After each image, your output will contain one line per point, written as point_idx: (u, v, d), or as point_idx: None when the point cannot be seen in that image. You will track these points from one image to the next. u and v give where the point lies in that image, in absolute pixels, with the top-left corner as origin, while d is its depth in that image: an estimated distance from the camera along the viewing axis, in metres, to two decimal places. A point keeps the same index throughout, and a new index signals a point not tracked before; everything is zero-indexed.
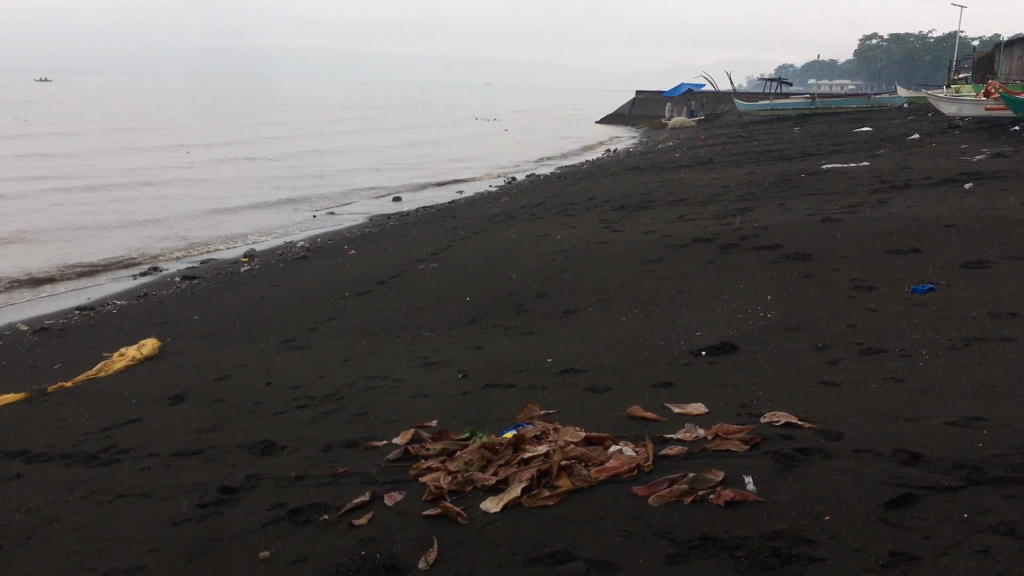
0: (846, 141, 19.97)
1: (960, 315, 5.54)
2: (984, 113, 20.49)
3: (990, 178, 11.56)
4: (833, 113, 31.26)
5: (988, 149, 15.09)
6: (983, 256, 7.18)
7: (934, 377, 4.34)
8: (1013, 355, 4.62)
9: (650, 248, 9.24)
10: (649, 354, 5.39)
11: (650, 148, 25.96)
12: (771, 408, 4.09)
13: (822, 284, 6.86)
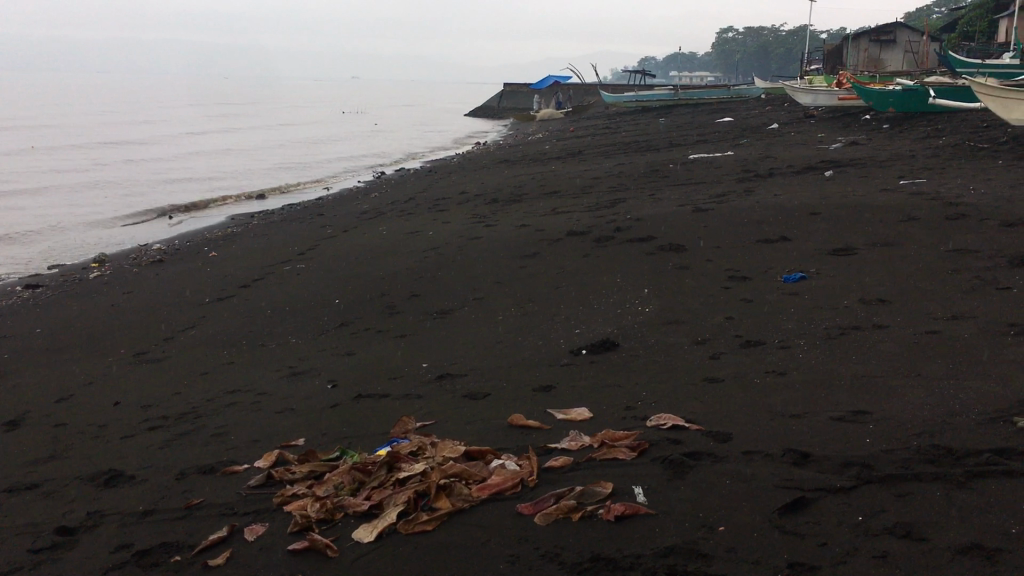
0: (711, 131, 20.48)
1: (829, 304, 5.56)
2: (838, 103, 21.17)
3: (847, 165, 11.86)
4: (703, 105, 31.97)
5: (847, 136, 15.58)
6: (848, 241, 7.25)
7: (814, 368, 4.24)
8: (885, 343, 4.57)
9: (523, 245, 9.09)
10: (529, 357, 5.26)
11: (523, 140, 25.96)
12: (652, 410, 3.88)
13: (698, 276, 6.87)
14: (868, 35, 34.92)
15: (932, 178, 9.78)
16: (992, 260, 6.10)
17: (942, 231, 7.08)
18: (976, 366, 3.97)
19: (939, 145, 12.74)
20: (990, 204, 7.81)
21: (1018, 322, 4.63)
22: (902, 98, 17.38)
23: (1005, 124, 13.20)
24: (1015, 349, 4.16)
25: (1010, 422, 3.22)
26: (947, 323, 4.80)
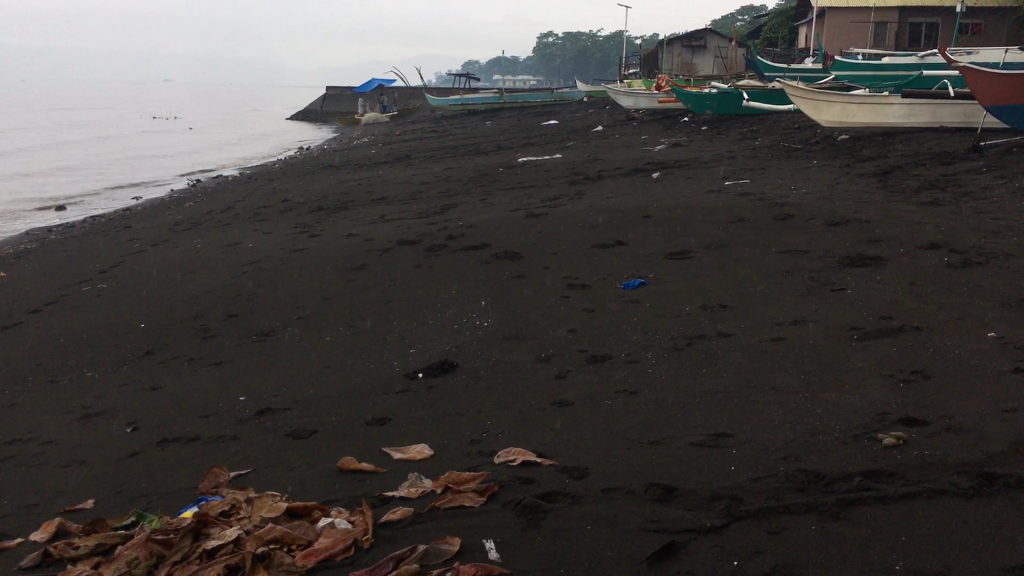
0: (538, 133, 20.50)
1: (672, 312, 5.37)
2: (658, 106, 21.67)
3: (673, 166, 11.99)
4: (528, 108, 32.18)
5: (670, 137, 15.87)
6: (683, 244, 7.17)
7: (666, 385, 3.99)
8: (735, 353, 4.39)
9: (349, 256, 8.54)
10: (360, 384, 4.78)
11: (347, 145, 25.16)
12: (498, 444, 3.51)
13: (536, 285, 6.58)
14: (681, 42, 36.40)
15: (755, 178, 9.96)
16: (824, 260, 6.13)
17: (773, 232, 7.11)
18: (828, 374, 3.83)
19: (757, 146, 13.11)
20: (813, 203, 7.95)
21: (859, 325, 4.58)
22: (718, 101, 17.91)
23: (815, 125, 13.77)
24: (862, 355, 4.07)
25: (875, 439, 3.05)
26: (791, 328, 4.69)
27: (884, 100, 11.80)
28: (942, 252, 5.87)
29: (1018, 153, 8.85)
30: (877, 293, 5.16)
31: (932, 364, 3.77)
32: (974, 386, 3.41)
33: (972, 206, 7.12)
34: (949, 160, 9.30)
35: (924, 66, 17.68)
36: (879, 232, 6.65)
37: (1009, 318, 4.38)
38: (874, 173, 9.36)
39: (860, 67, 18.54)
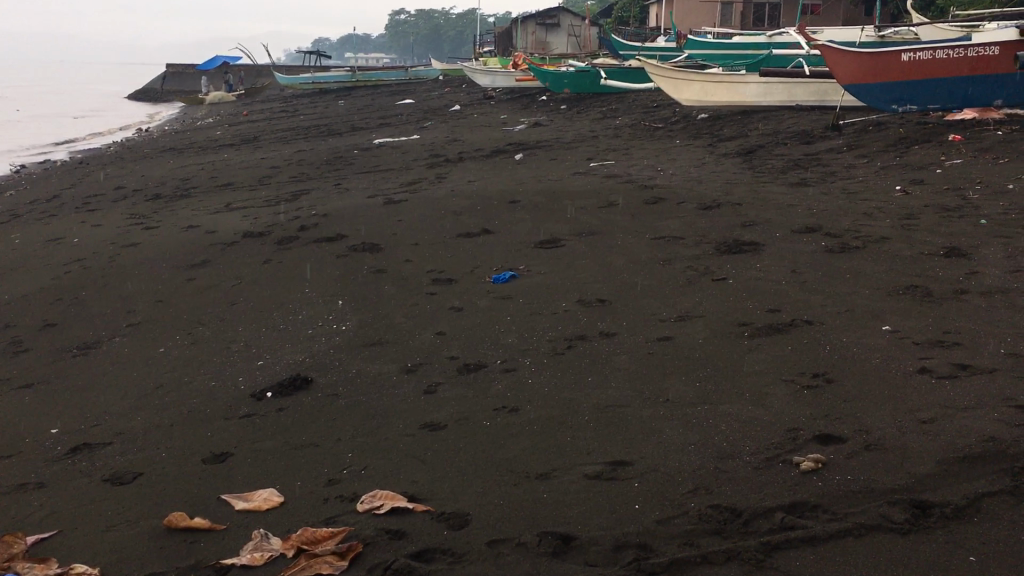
0: (394, 113, 19.81)
1: (548, 310, 4.97)
2: (516, 84, 21.33)
3: (535, 147, 11.63)
4: (382, 88, 31.26)
5: (530, 117, 15.55)
6: (552, 232, 6.79)
7: (550, 401, 3.57)
8: (620, 358, 4.01)
9: (189, 251, 7.75)
10: (198, 407, 4.14)
11: (188, 126, 23.62)
12: (362, 485, 2.99)
13: (397, 281, 6.04)
14: (535, 19, 36.19)
15: (620, 159, 9.71)
16: (699, 247, 5.86)
17: (644, 217, 6.83)
18: (724, 381, 3.50)
19: (618, 125, 12.95)
20: (682, 185, 7.74)
21: (747, 320, 4.29)
22: (575, 79, 17.70)
23: (673, 105, 13.73)
24: (757, 356, 3.76)
25: (791, 463, 2.70)
26: (676, 327, 4.36)
27: (741, 79, 11.80)
28: (817, 236, 5.69)
29: (874, 131, 8.91)
30: (759, 283, 4.91)
31: (833, 365, 3.49)
32: (882, 393, 3.12)
33: (839, 186, 7.04)
34: (808, 139, 9.30)
35: (771, 44, 18.01)
36: (752, 215, 6.44)
37: (899, 306, 4.17)
38: (738, 152, 9.27)
39: (711, 45, 18.79)
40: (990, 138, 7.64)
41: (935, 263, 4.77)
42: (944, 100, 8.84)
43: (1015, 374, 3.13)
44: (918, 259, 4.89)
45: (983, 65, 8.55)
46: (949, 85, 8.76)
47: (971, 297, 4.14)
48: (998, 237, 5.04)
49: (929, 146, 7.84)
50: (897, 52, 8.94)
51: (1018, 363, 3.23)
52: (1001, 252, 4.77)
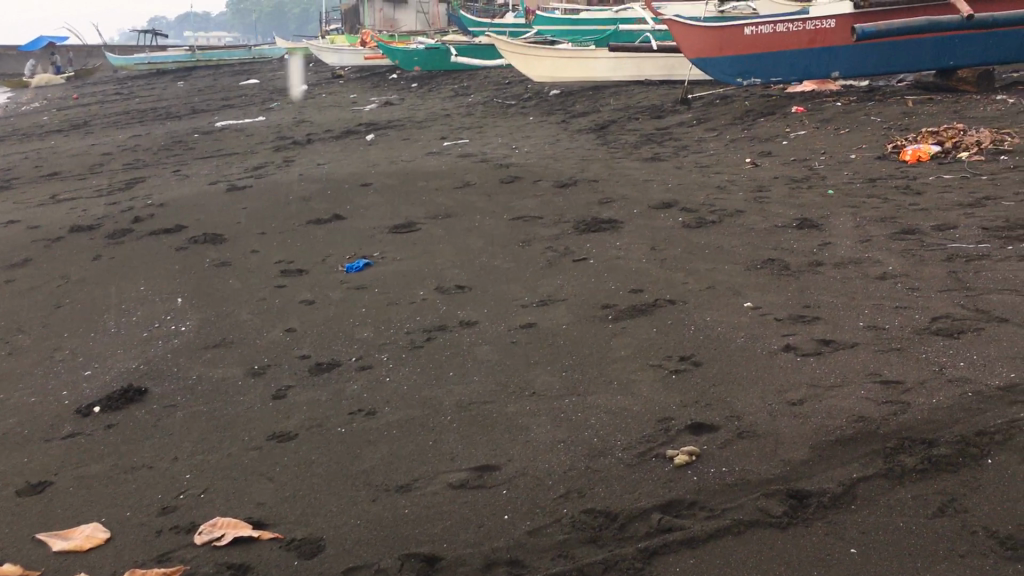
0: (237, 94, 18.92)
1: (405, 300, 4.71)
2: (365, 62, 20.76)
3: (387, 127, 11.27)
4: (224, 67, 29.88)
5: (380, 96, 15.11)
6: (407, 216, 6.51)
7: (410, 401, 3.33)
8: (481, 349, 3.81)
9: (7, 249, 7.05)
10: (13, 428, 3.68)
11: (10, 112, 21.85)
12: (201, 512, 2.68)
13: (242, 274, 5.65)
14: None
15: (473, 138, 9.50)
16: (558, 227, 5.73)
17: (500, 197, 6.66)
18: (592, 369, 3.35)
19: (470, 102, 12.74)
20: (538, 163, 7.61)
21: (610, 302, 4.17)
22: (425, 57, 17.36)
23: (525, 82, 13.62)
24: (622, 340, 3.63)
25: (664, 458, 2.57)
26: (538, 312, 4.20)
27: (591, 54, 11.80)
28: (674, 211, 5.65)
29: (721, 105, 9.03)
30: (619, 262, 4.81)
31: (699, 347, 3.40)
32: (750, 374, 3.04)
33: (692, 160, 7.06)
34: (659, 113, 9.35)
35: (618, 19, 18.14)
36: (609, 192, 6.36)
37: (759, 281, 4.13)
38: (591, 128, 9.22)
39: (560, 21, 18.80)
40: (831, 109, 7.85)
41: (789, 236, 4.78)
42: (786, 73, 9.01)
43: (876, 348, 3.10)
44: (773, 231, 4.90)
45: (820, 38, 8.70)
46: (789, 58, 8.93)
47: (827, 269, 4.14)
48: (847, 207, 5.11)
49: (775, 118, 7.98)
50: (739, 26, 9.00)
51: (878, 336, 3.22)
52: (850, 222, 4.83)
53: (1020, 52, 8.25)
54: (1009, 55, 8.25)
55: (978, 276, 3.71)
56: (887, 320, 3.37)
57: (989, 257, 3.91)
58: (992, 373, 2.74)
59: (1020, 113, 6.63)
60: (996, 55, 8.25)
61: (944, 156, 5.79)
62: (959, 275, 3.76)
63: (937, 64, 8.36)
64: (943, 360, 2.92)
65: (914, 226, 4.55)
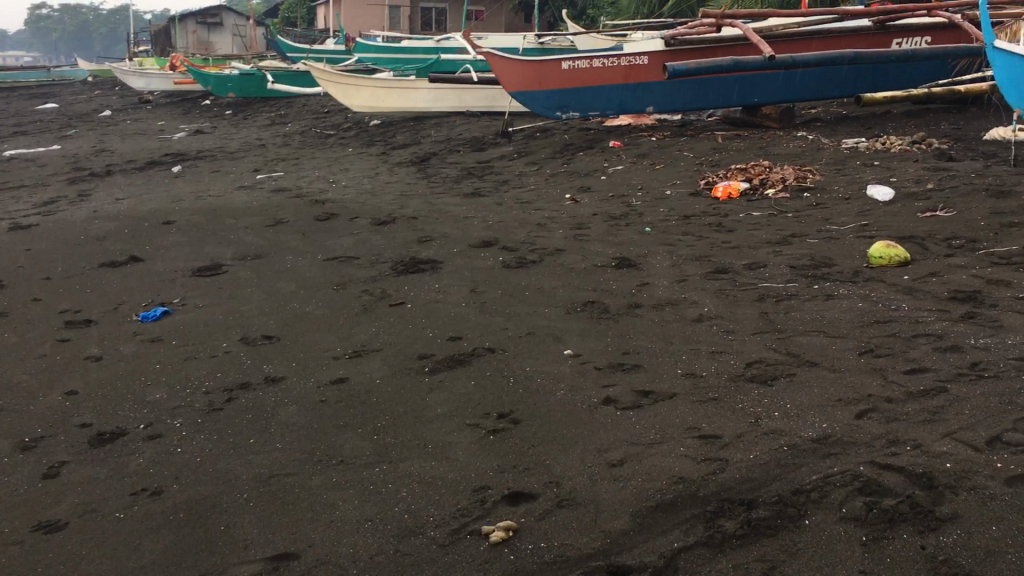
0: (31, 120, 17.54)
1: (204, 354, 4.32)
2: (175, 88, 19.76)
3: (196, 158, 10.66)
4: (19, 90, 27.79)
5: (191, 124, 14.37)
6: (211, 257, 6.08)
7: (202, 477, 2.98)
8: (286, 410, 3.50)
9: None
10: None
11: None
12: None
13: (20, 327, 5.06)
14: (195, 18, 33.99)
15: (289, 171, 9.11)
16: (374, 268, 5.48)
17: (315, 235, 6.34)
18: (405, 431, 3.12)
19: (287, 132, 12.29)
20: (355, 199, 7.33)
21: (427, 352, 3.95)
22: (239, 83, 16.69)
23: (345, 112, 13.30)
24: (438, 395, 3.42)
25: (479, 534, 2.37)
26: (350, 365, 3.93)
27: (411, 84, 11.62)
28: (494, 250, 5.53)
29: (541, 139, 9.07)
30: (436, 306, 4.61)
31: (519, 402, 3.23)
32: (569, 433, 2.89)
33: (512, 196, 6.99)
34: (480, 146, 9.29)
35: (440, 48, 18.13)
36: (429, 230, 6.18)
37: (579, 326, 4.03)
38: (412, 161, 9.03)
39: (381, 49, 18.55)
40: (646, 144, 8.00)
41: (608, 276, 4.75)
42: (603, 108, 9.13)
43: (695, 398, 3.03)
44: (592, 272, 4.85)
45: (634, 74, 8.87)
46: (606, 93, 9.04)
47: (645, 312, 4.10)
48: (663, 245, 5.14)
49: (593, 153, 8.06)
50: (557, 61, 9.01)
51: (695, 384, 3.15)
52: (666, 261, 4.84)
53: (817, 89, 8.75)
54: (804, 94, 8.71)
55: (787, 317, 3.75)
56: (704, 366, 3.32)
57: (797, 296, 3.98)
58: (806, 422, 2.71)
59: (818, 150, 6.97)
60: (795, 92, 8.71)
61: (752, 192, 5.96)
62: (770, 316, 3.80)
63: (744, 100, 8.72)
64: (759, 409, 2.88)
65: (727, 265, 4.61)
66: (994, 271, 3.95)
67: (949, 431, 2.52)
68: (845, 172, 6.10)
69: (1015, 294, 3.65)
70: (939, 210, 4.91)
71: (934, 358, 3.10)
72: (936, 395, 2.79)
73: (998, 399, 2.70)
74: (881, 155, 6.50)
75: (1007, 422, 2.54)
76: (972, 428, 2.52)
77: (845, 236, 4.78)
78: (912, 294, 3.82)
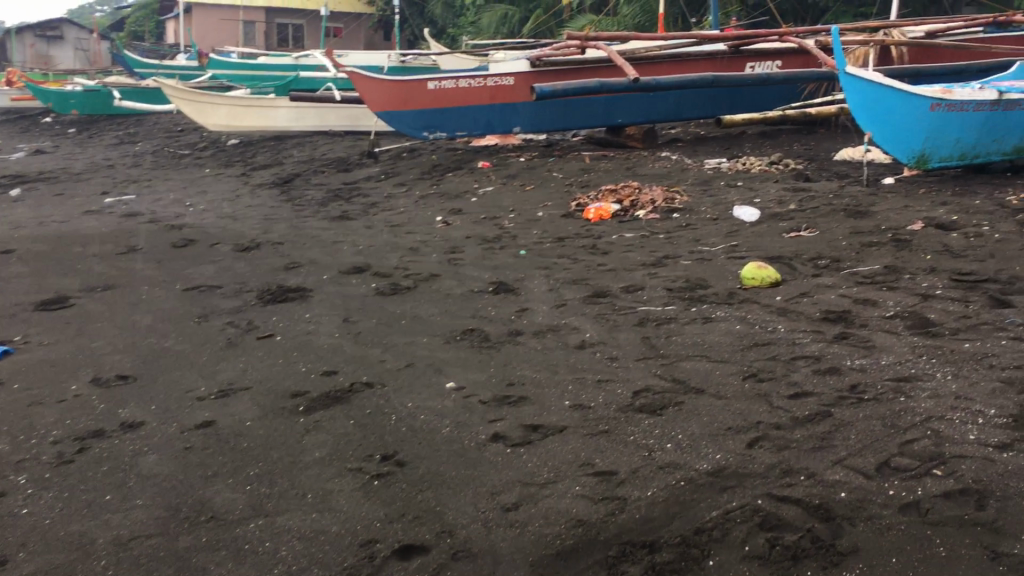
0: None
1: (51, 398, 3.95)
2: (10, 104, 18.51)
3: (36, 179, 9.95)
4: None
5: (29, 143, 13.46)
6: (56, 288, 5.62)
7: (52, 543, 2.68)
8: (148, 460, 3.22)
9: None
10: None
11: None
12: None
13: None
14: (32, 31, 32.09)
15: (140, 193, 8.61)
16: (238, 297, 5.19)
17: (172, 264, 5.97)
18: (281, 480, 2.91)
19: (137, 152, 11.67)
20: (214, 224, 6.98)
21: (300, 389, 3.73)
22: (83, 100, 15.77)
23: (200, 130, 12.76)
24: (314, 437, 3.21)
25: None
26: (217, 407, 3.66)
27: (270, 102, 11.22)
28: (366, 277, 5.34)
29: (408, 160, 8.93)
30: (308, 338, 4.39)
31: (403, 442, 3.07)
32: (458, 475, 2.76)
33: (382, 219, 6.81)
34: (346, 167, 9.05)
35: (298, 66, 17.63)
36: (296, 256, 5.93)
37: (459, 356, 3.90)
38: (273, 183, 8.70)
39: (236, 66, 17.97)
40: (515, 165, 7.98)
41: (486, 301, 4.65)
42: (470, 127, 9.06)
43: (585, 431, 2.96)
44: (469, 297, 4.74)
45: (500, 95, 8.86)
46: (473, 113, 8.98)
47: (526, 339, 4.02)
48: (539, 268, 5.10)
49: (462, 173, 7.97)
50: (423, 80, 8.88)
51: (585, 417, 3.08)
52: (543, 285, 4.79)
53: (677, 110, 8.97)
54: (665, 115, 8.93)
55: (669, 341, 3.75)
56: (591, 396, 3.25)
57: (676, 319, 3.99)
58: (699, 454, 2.67)
59: (684, 171, 7.11)
60: (657, 113, 8.90)
61: (623, 214, 6.00)
62: (651, 340, 3.78)
63: (608, 120, 8.85)
64: (651, 440, 2.82)
65: (604, 288, 4.59)
66: (860, 290, 4.08)
67: (839, 458, 2.54)
68: (711, 193, 6.23)
69: (882, 313, 3.77)
70: (803, 230, 5.06)
71: (815, 381, 3.14)
72: (822, 419, 2.81)
73: (881, 423, 2.75)
74: (743, 175, 6.68)
75: (891, 447, 2.58)
76: (860, 455, 2.55)
77: (716, 257, 4.85)
78: (786, 314, 3.88)
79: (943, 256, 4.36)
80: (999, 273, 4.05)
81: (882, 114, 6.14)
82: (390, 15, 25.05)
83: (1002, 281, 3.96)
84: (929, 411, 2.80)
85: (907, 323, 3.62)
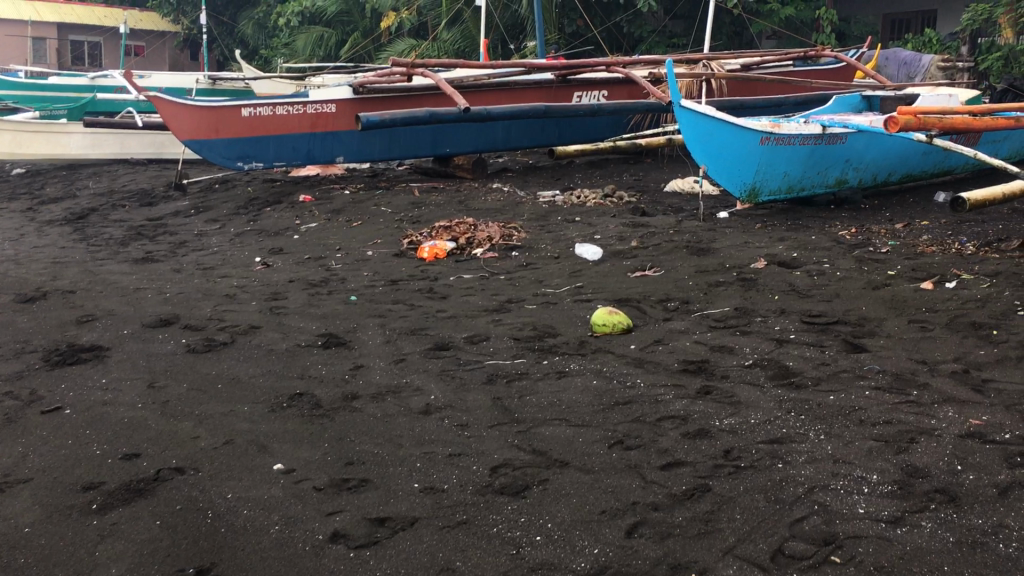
0: None
1: None
2: None
3: None
4: None
5: None
6: None
7: None
8: None
9: None
10: None
11: None
12: None
13: None
14: None
15: None
16: (19, 360, 4.44)
17: None
18: None
19: None
20: None
21: (95, 480, 3.11)
22: None
23: None
24: (110, 545, 2.63)
25: None
26: None
27: (60, 126, 10.16)
28: (175, 330, 4.72)
29: (222, 192, 8.23)
30: (105, 411, 3.75)
31: (221, 548, 2.57)
32: None
33: (192, 260, 6.16)
34: (149, 201, 8.25)
35: (94, 87, 16.28)
36: (91, 307, 5.20)
37: (287, 429, 3.41)
38: (65, 219, 7.78)
39: (23, 86, 16.49)
40: (339, 198, 7.49)
41: (315, 358, 4.17)
42: (287, 158, 8.40)
43: (441, 523, 2.56)
44: (296, 353, 4.25)
45: (321, 123, 8.31)
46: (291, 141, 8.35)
47: (363, 404, 3.57)
48: (372, 317, 4.67)
49: (282, 208, 7.40)
50: (235, 107, 8.14)
51: (438, 504, 2.68)
52: (378, 337, 4.36)
53: (505, 139, 8.76)
54: (492, 144, 8.71)
55: (523, 402, 3.42)
56: (444, 476, 2.87)
57: (528, 375, 3.68)
58: (575, 550, 2.34)
59: (517, 204, 6.87)
60: (485, 142, 8.68)
61: (460, 252, 5.66)
62: (503, 402, 3.43)
63: (435, 150, 8.53)
64: (517, 532, 2.46)
65: (447, 339, 4.22)
66: (714, 336, 3.91)
67: (728, 547, 2.28)
68: (549, 228, 6.00)
69: (741, 361, 3.60)
70: (648, 269, 4.89)
71: (685, 447, 2.89)
72: (701, 496, 2.55)
73: (764, 497, 2.51)
74: (579, 209, 6.51)
75: (782, 530, 2.34)
76: (750, 541, 2.30)
77: (562, 301, 4.59)
78: (643, 366, 3.64)
79: (790, 296, 4.28)
80: (848, 314, 4.00)
81: (716, 146, 6.07)
82: (197, 35, 23.88)
83: (852, 323, 3.90)
84: (811, 479, 2.60)
85: (768, 373, 3.45)
